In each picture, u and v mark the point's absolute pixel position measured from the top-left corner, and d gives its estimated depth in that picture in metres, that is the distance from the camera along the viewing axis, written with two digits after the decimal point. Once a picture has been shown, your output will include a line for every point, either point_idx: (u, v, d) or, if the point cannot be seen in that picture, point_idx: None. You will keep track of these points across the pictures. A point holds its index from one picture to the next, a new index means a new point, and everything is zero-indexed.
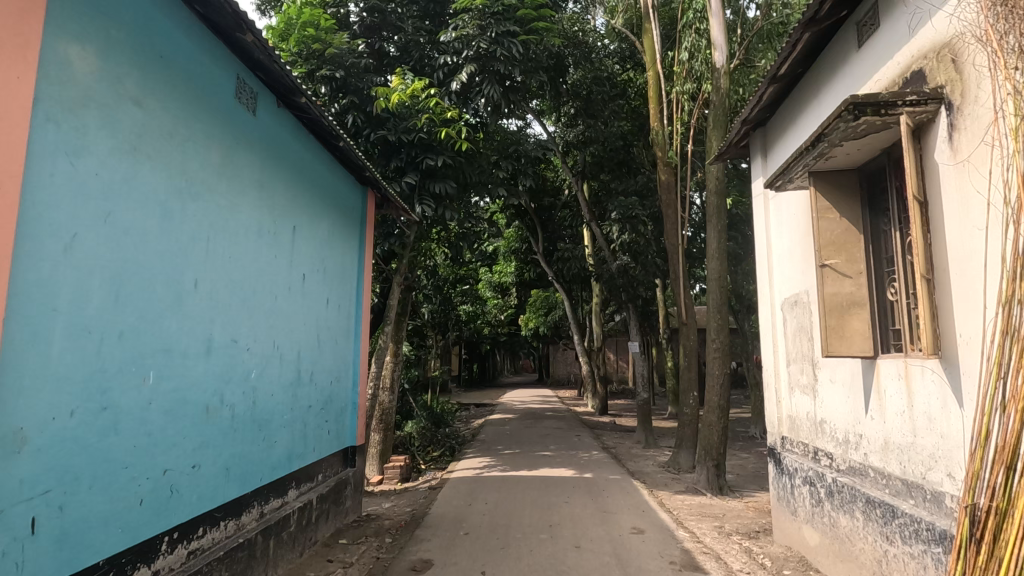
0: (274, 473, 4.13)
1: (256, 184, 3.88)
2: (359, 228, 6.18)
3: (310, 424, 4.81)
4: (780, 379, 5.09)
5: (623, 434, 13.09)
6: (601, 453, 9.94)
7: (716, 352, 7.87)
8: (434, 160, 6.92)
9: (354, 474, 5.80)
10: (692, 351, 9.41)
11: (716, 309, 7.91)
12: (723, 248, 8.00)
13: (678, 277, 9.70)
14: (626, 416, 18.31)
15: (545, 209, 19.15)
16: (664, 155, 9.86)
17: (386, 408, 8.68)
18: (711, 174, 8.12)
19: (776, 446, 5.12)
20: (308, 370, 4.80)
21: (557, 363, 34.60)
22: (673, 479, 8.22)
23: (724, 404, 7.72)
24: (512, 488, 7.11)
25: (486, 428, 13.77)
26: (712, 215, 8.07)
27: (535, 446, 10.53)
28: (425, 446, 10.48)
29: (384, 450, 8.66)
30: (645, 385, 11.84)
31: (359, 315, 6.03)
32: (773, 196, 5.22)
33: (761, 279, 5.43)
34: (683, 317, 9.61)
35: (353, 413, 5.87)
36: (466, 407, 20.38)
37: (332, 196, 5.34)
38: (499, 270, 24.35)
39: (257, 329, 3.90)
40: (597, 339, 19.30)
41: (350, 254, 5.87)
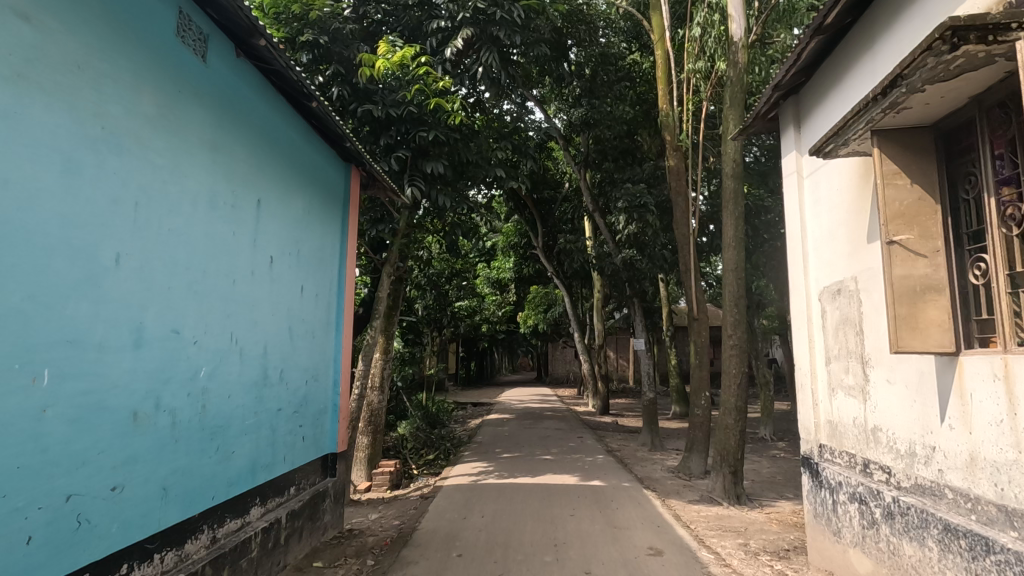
0: (231, 489, 3.49)
1: (207, 144, 3.24)
2: (341, 210, 5.54)
3: (280, 431, 4.17)
4: (818, 380, 4.48)
5: (627, 436, 12.47)
6: (606, 457, 9.31)
7: (733, 349, 7.25)
8: (426, 136, 6.31)
9: (335, 484, 5.17)
10: (704, 348, 8.80)
11: (733, 303, 7.30)
12: (741, 236, 7.36)
13: (688, 270, 9.08)
14: (628, 416, 17.71)
15: (545, 202, 18.53)
16: (674, 138, 9.23)
17: (375, 408, 8.05)
18: (728, 155, 7.43)
19: (813, 456, 4.50)
20: (278, 368, 4.16)
21: (557, 361, 34.08)
22: (685, 487, 7.60)
23: (742, 406, 7.10)
24: (511, 499, 6.47)
25: (483, 429, 13.14)
26: (729, 200, 7.42)
27: (534, 449, 9.90)
28: (417, 448, 9.83)
29: (373, 455, 8.02)
30: (651, 385, 11.22)
31: (341, 306, 5.39)
32: (811, 170, 4.61)
33: (793, 267, 4.81)
34: (693, 311, 8.96)
35: (333, 416, 5.24)
36: (463, 407, 19.73)
37: (308, 170, 4.70)
38: (497, 266, 23.77)
39: (210, 318, 3.26)
40: (598, 336, 18.69)
41: (331, 238, 5.23)
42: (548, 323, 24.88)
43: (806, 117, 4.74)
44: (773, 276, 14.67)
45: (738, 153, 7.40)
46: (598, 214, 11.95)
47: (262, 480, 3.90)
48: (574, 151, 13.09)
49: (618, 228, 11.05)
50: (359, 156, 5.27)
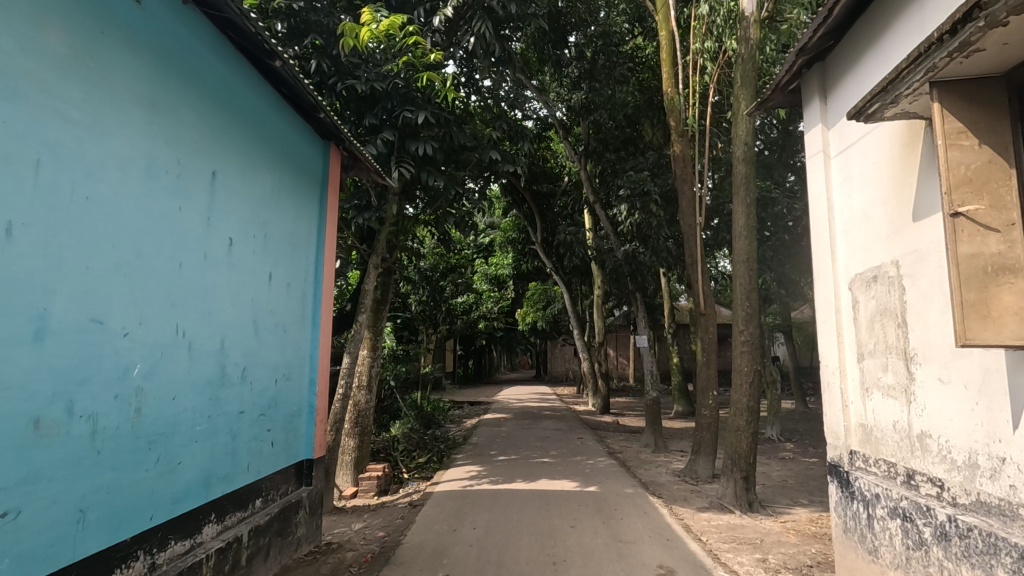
0: (177, 506, 3.00)
1: (143, 101, 2.75)
2: (319, 193, 5.05)
3: (242, 437, 3.68)
4: (849, 378, 4.00)
5: (629, 436, 11.99)
6: (608, 459, 8.82)
7: (744, 345, 6.76)
8: (414, 112, 5.79)
9: (311, 494, 4.69)
10: (711, 345, 8.31)
11: (745, 296, 6.82)
12: (753, 225, 6.88)
13: (695, 262, 8.60)
14: (629, 415, 17.23)
15: (544, 195, 18.05)
16: (680, 124, 8.75)
17: (362, 409, 7.57)
18: (740, 137, 6.96)
19: (842, 464, 4.03)
20: (240, 366, 3.66)
21: (556, 359, 33.61)
22: (692, 493, 7.11)
23: (755, 407, 6.62)
24: (506, 507, 5.99)
25: (479, 430, 12.65)
26: (740, 186, 6.93)
27: (532, 450, 9.41)
28: (408, 450, 9.33)
29: (361, 458, 7.55)
30: (654, 383, 10.74)
31: (318, 297, 4.90)
32: (841, 142, 4.12)
33: (819, 252, 4.33)
34: (700, 306, 8.48)
35: (309, 419, 4.75)
36: (460, 406, 19.24)
37: (278, 145, 4.21)
38: (495, 262, 23.33)
39: (147, 306, 2.77)
40: (598, 333, 18.23)
41: (306, 222, 4.74)
42: (547, 321, 24.39)
43: (835, 84, 4.25)
44: (780, 271, 14.19)
45: (750, 135, 6.92)
46: (599, 205, 11.45)
47: (220, 494, 3.41)
48: (574, 141, 12.60)
49: (620, 219, 10.55)
50: (337, 131, 4.77)
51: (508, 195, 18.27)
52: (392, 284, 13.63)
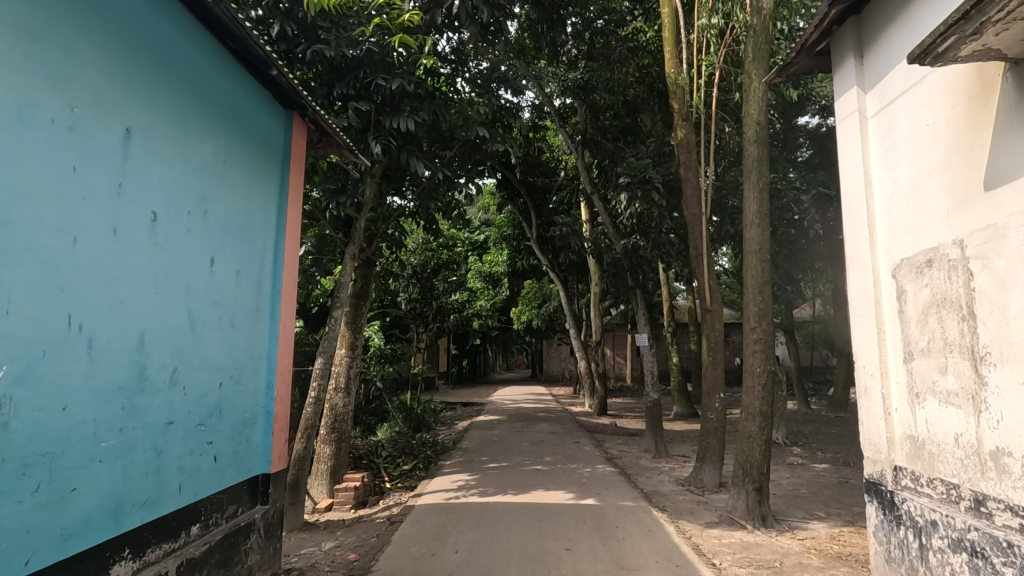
0: (70, 544, 2.38)
1: (13, 26, 2.14)
2: (280, 169, 4.42)
3: (172, 453, 3.06)
4: (893, 382, 3.41)
5: (628, 440, 11.39)
6: (607, 466, 8.22)
7: (755, 344, 6.17)
8: (388, 81, 5.24)
9: (267, 514, 4.07)
10: (718, 344, 7.72)
11: (755, 290, 6.24)
12: (765, 213, 6.30)
13: (701, 255, 8.01)
14: (627, 417, 16.65)
15: (539, 190, 17.48)
16: (684, 106, 8.15)
17: (338, 413, 6.95)
18: (750, 116, 6.38)
19: (885, 482, 3.44)
20: (169, 366, 3.04)
21: (552, 359, 32.99)
22: (699, 504, 6.51)
23: (769, 411, 6.03)
24: (494, 523, 5.38)
25: (470, 433, 12.05)
26: (751, 169, 6.35)
27: (524, 457, 8.81)
28: (391, 457, 8.71)
29: (338, 466, 6.93)
30: (655, 384, 10.15)
31: (278, 289, 4.27)
32: (882, 106, 3.55)
33: (855, 235, 3.74)
34: (704, 302, 7.89)
35: (266, 428, 4.13)
36: (452, 407, 18.63)
37: (223, 106, 3.57)
38: (490, 260, 22.78)
39: (17, 291, 2.15)
40: (595, 333, 17.64)
41: (260, 201, 4.11)
42: (542, 319, 23.81)
43: (871, 38, 3.68)
44: (784, 268, 13.63)
45: (762, 115, 6.35)
46: (597, 198, 10.87)
47: (137, 524, 2.79)
48: (571, 131, 12.02)
49: (619, 211, 9.96)
50: (298, 97, 4.16)
51: (502, 189, 17.69)
52: (375, 278, 13.06)
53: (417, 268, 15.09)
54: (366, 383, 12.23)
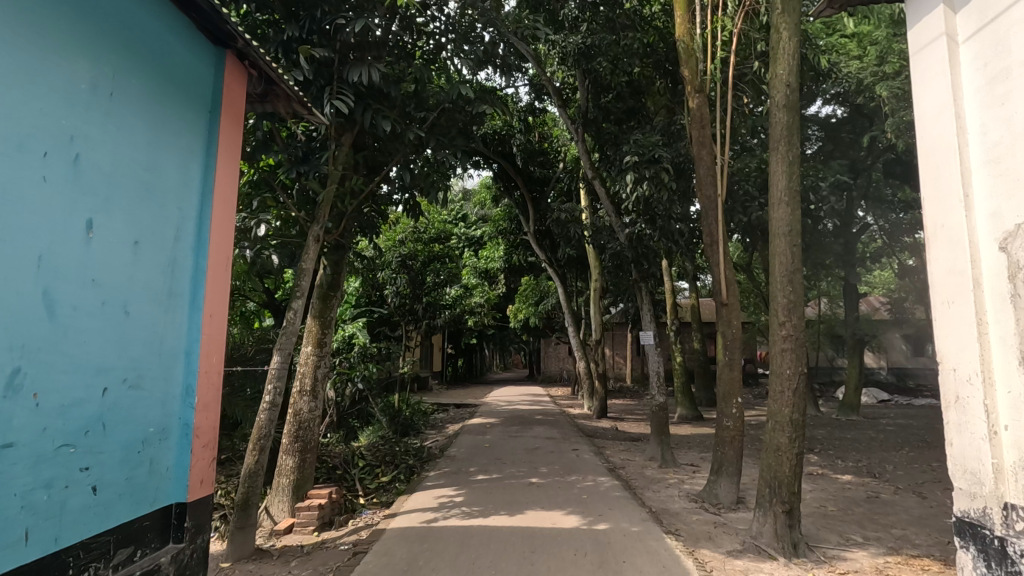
0: None
1: None
2: (207, 120, 3.54)
3: (9, 486, 2.19)
4: (1005, 391, 2.54)
5: (631, 447, 10.54)
6: (609, 479, 7.34)
7: (784, 342, 5.29)
8: (350, 21, 4.52)
9: (180, 557, 3.18)
10: (735, 342, 6.85)
11: (783, 278, 5.37)
12: (796, 189, 5.43)
13: (716, 242, 7.15)
14: (628, 420, 15.85)
15: (537, 181, 16.70)
16: (696, 76, 7.34)
17: (303, 420, 6.07)
18: (778, 76, 5.48)
19: (993, 526, 2.56)
20: (5, 367, 2.17)
21: (550, 359, 32.31)
22: (717, 528, 5.62)
23: (800, 420, 5.15)
24: (476, 556, 4.47)
25: (461, 438, 11.20)
26: (780, 138, 5.46)
27: (517, 467, 7.93)
28: (369, 467, 7.84)
29: (303, 481, 6.04)
30: (662, 386, 9.28)
31: (201, 268, 3.40)
32: (984, 27, 2.72)
33: (941, 199, 2.88)
34: (720, 295, 7.02)
35: (182, 445, 3.25)
36: (445, 408, 17.81)
37: (107, 20, 2.70)
38: (486, 255, 21.97)
39: None
40: (596, 331, 16.84)
41: (173, 157, 3.22)
42: (539, 317, 22.99)
43: None
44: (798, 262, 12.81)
45: (792, 76, 5.44)
46: (599, 182, 10.03)
47: None
48: (572, 113, 11.24)
49: (625, 196, 9.13)
50: (224, 25, 3.29)
51: (499, 180, 16.94)
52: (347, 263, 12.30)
53: (406, 257, 14.30)
54: (348, 382, 11.40)
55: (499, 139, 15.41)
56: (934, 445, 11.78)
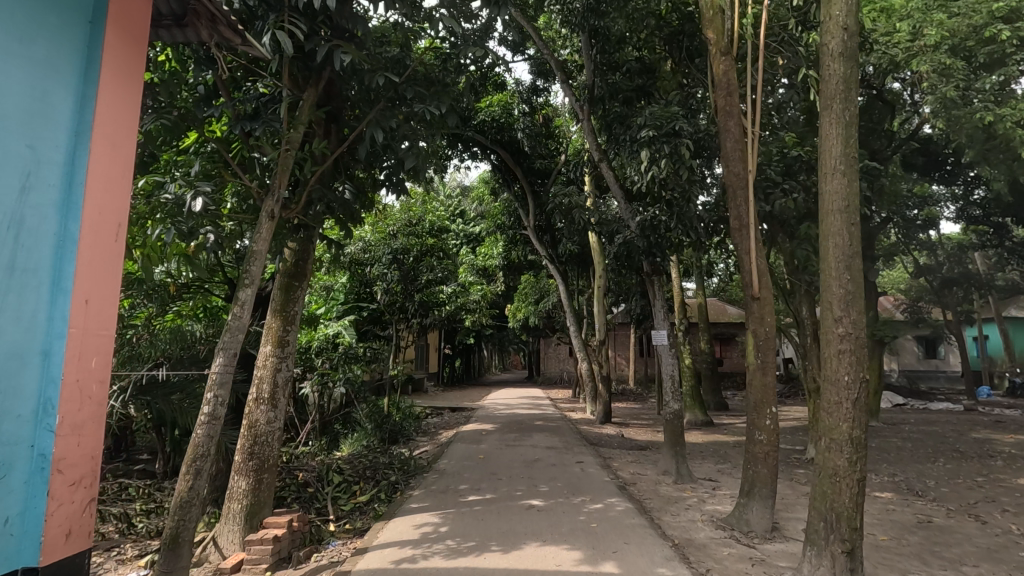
0: None
1: None
2: (86, 37, 2.58)
3: None
4: None
5: (640, 458, 9.57)
6: (621, 500, 6.35)
7: (841, 342, 4.31)
8: None
9: None
10: (766, 343, 5.90)
11: (838, 264, 4.39)
12: (854, 155, 4.47)
13: (746, 226, 6.18)
14: (633, 425, 14.96)
15: (537, 173, 16.17)
16: (721, 37, 6.41)
17: (259, 434, 5.11)
18: (833, 18, 4.52)
19: None
20: None
21: (549, 360, 31.52)
22: (755, 567, 4.64)
23: (863, 439, 4.18)
24: None
25: (453, 447, 10.24)
26: (834, 95, 4.50)
27: (514, 484, 6.96)
28: (345, 484, 6.87)
29: (258, 506, 5.06)
30: (676, 392, 8.33)
31: (69, 235, 2.44)
32: None
33: None
34: (750, 288, 6.05)
35: (33, 486, 2.28)
36: (439, 412, 16.85)
37: None
38: (484, 252, 21.04)
39: None
40: (601, 331, 15.89)
41: (17, 75, 2.26)
42: (539, 316, 22.04)
43: None
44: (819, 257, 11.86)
45: (850, 17, 4.49)
46: (606, 164, 9.08)
47: None
48: (576, 92, 10.32)
49: (636, 178, 8.19)
50: None
51: (497, 173, 16.54)
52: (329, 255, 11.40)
53: (399, 253, 13.31)
54: (332, 385, 10.73)
55: (499, 126, 14.82)
56: (969, 455, 10.83)
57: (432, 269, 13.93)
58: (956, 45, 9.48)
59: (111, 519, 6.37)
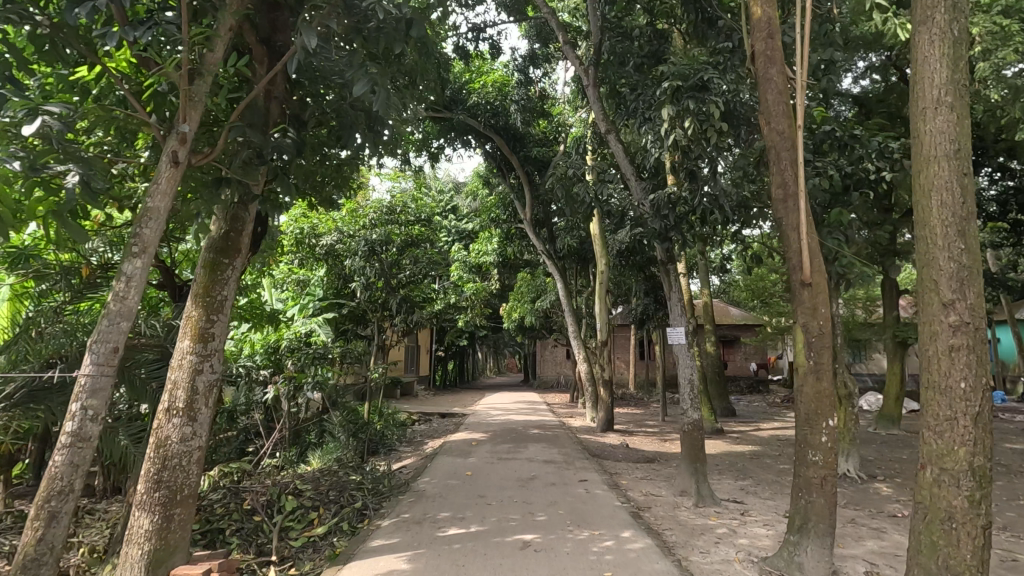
0: None
1: None
2: None
3: None
4: None
5: (652, 475, 8.38)
6: (638, 535, 5.15)
7: (952, 336, 3.12)
8: None
9: None
10: (820, 340, 4.72)
11: (946, 229, 3.22)
12: (963, 82, 3.32)
13: (793, 196, 5.00)
14: (637, 434, 13.77)
15: (534, 162, 15.17)
16: None
17: (171, 457, 3.89)
18: None
19: None
20: None
21: (546, 363, 30.36)
22: None
23: (986, 469, 3.03)
24: None
25: (438, 460, 9.02)
26: (937, 2, 3.35)
27: (506, 512, 5.76)
28: (300, 511, 5.67)
29: (166, 553, 3.82)
30: (695, 399, 7.17)
31: None
32: None
33: None
34: (797, 271, 4.88)
35: None
36: (428, 419, 15.63)
37: None
38: (477, 248, 19.91)
39: None
40: (602, 331, 14.73)
41: None
42: (535, 316, 20.84)
43: None
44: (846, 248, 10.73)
45: None
46: (615, 136, 7.92)
47: None
48: (580, 59, 9.16)
49: (652, 149, 7.05)
50: None
51: (493, 163, 15.73)
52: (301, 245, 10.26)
53: (378, 244, 12.10)
54: (299, 391, 9.75)
55: (493, 108, 14.19)
56: (1018, 470, 9.66)
57: (417, 261, 12.70)
58: (1008, 6, 8.40)
59: (4, 557, 5.11)
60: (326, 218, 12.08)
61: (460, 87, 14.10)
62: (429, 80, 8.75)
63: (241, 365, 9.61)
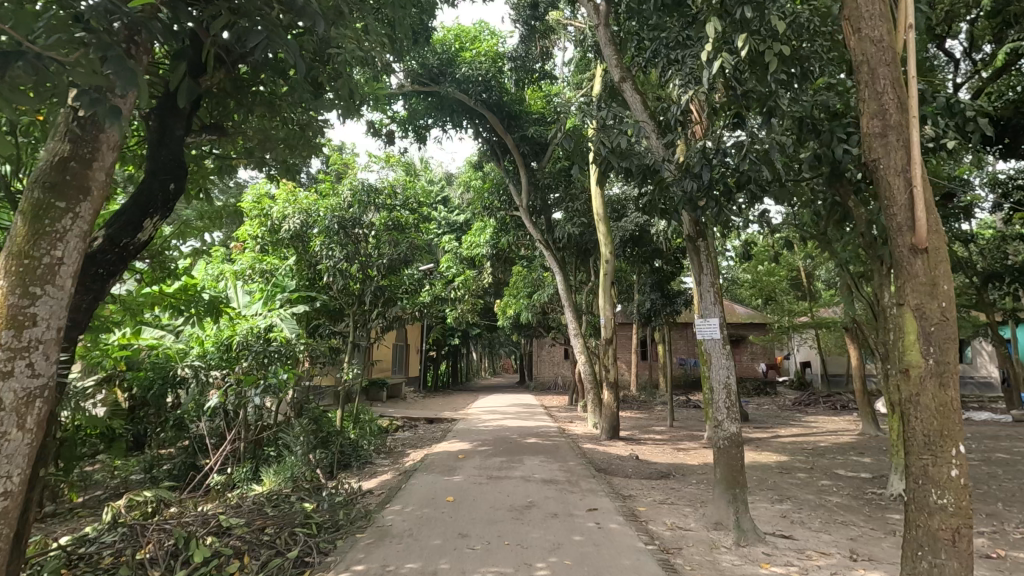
0: None
1: None
2: None
3: None
4: None
5: (676, 499, 6.92)
6: None
7: None
8: None
9: None
10: (943, 329, 3.28)
11: None
12: None
13: (894, 127, 3.54)
14: (644, 443, 12.37)
15: (530, 142, 13.73)
16: None
17: None
18: None
19: None
20: None
21: (542, 363, 28.99)
22: None
23: None
24: None
25: (416, 478, 7.56)
26: None
27: (493, 562, 4.33)
28: (214, 564, 4.23)
29: None
30: (733, 407, 5.73)
31: None
32: None
33: None
34: (905, 232, 3.43)
35: None
36: (414, 425, 14.20)
37: None
38: (469, 239, 18.34)
39: None
40: (607, 328, 13.21)
41: None
42: (533, 313, 19.41)
43: None
44: None
45: None
46: (631, 85, 6.61)
47: None
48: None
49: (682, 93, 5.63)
50: None
51: (486, 145, 14.29)
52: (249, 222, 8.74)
53: (348, 222, 10.80)
54: (245, 399, 8.46)
55: (485, 82, 12.76)
56: None
57: (397, 248, 11.26)
58: None
59: None
60: (295, 195, 10.72)
61: (450, 57, 12.69)
62: (407, 25, 7.33)
63: (188, 365, 8.41)
